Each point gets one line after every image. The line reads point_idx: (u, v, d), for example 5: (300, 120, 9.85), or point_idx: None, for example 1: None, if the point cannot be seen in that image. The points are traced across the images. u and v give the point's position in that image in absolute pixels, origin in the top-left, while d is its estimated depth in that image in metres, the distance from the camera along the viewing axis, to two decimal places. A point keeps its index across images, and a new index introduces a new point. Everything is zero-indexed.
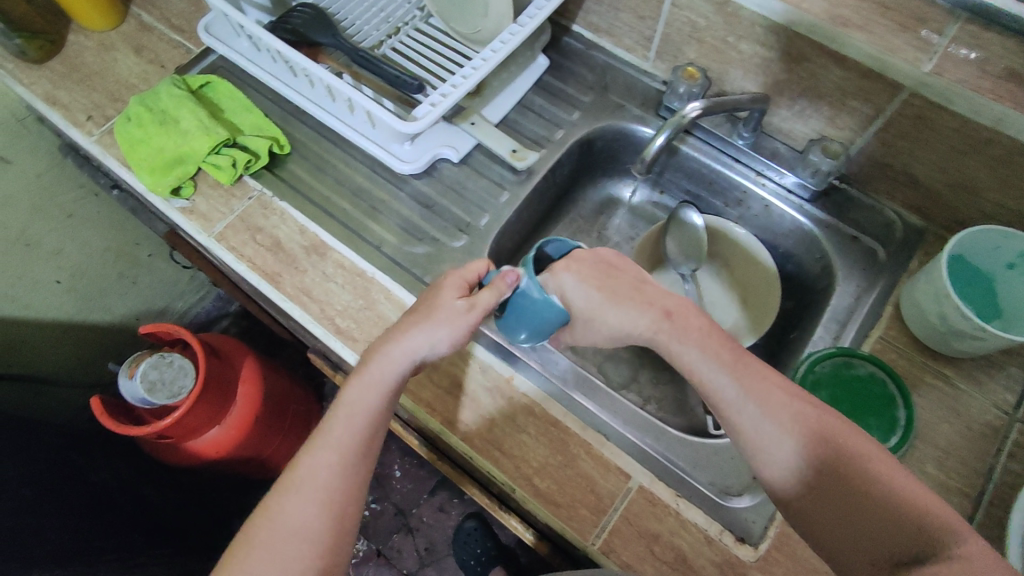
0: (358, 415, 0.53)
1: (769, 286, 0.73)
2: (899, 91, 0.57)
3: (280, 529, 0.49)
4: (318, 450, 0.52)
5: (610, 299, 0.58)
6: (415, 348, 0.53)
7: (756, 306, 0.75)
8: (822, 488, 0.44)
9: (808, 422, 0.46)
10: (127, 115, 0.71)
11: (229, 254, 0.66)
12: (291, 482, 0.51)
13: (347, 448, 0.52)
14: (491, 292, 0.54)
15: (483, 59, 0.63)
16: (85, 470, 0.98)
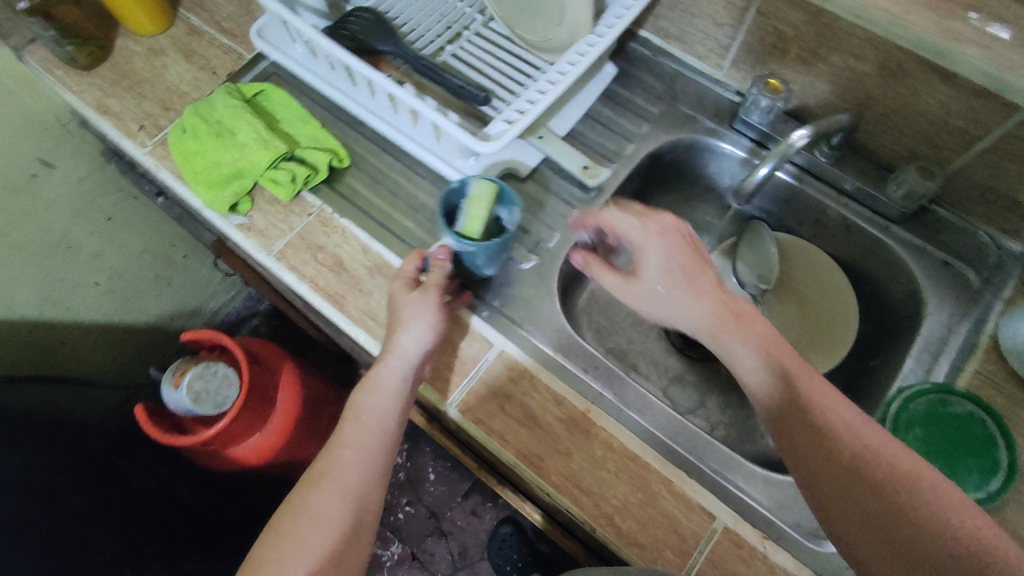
0: (371, 415, 0.53)
1: (843, 310, 0.70)
2: (1015, 112, 0.53)
3: (304, 533, 0.47)
4: (337, 453, 0.52)
5: (688, 287, 0.52)
6: (409, 343, 0.55)
7: (828, 331, 0.71)
8: (855, 490, 0.42)
9: (852, 427, 0.44)
10: (181, 126, 0.68)
11: (290, 274, 0.64)
12: (309, 487, 0.50)
13: (365, 449, 0.52)
14: (436, 270, 0.56)
15: (562, 72, 0.60)
16: (128, 473, 0.97)
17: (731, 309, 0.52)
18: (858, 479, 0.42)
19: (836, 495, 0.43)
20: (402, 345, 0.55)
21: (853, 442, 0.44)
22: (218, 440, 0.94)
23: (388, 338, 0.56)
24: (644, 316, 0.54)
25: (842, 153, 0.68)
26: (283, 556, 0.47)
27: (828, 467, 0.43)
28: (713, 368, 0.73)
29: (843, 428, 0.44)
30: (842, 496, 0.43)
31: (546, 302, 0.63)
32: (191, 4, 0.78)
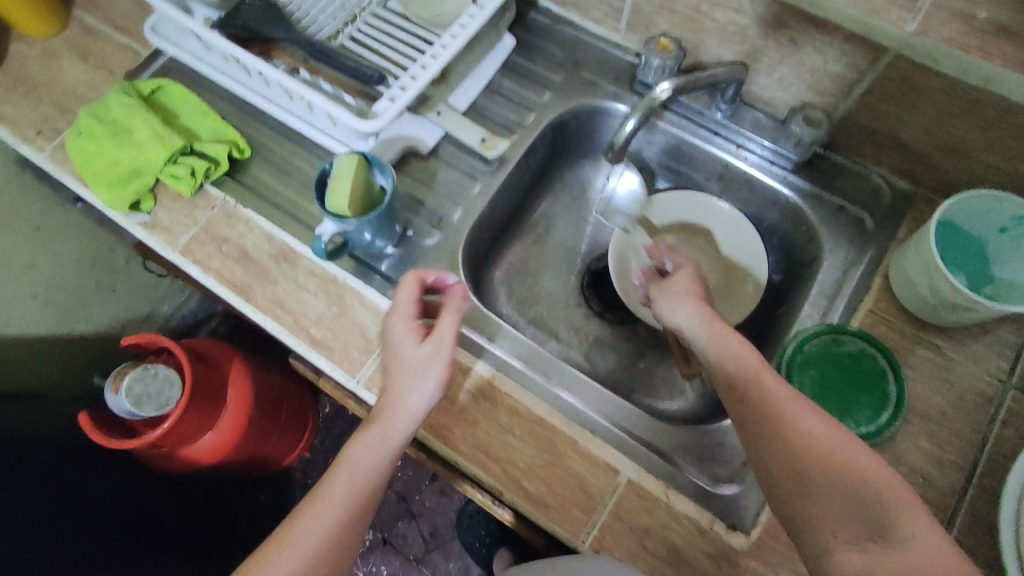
0: (361, 469, 0.49)
1: (755, 261, 0.72)
2: (883, 54, 0.54)
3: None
4: (316, 505, 0.48)
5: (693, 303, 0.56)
6: (412, 399, 0.51)
7: (738, 280, 0.73)
8: (786, 455, 0.44)
9: (795, 402, 0.46)
10: (77, 128, 0.67)
11: (196, 268, 0.64)
12: (285, 538, 0.47)
13: (347, 503, 0.48)
14: (450, 317, 0.53)
15: (443, 46, 0.61)
16: (83, 483, 0.92)
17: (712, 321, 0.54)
18: (794, 447, 0.44)
19: (773, 460, 0.45)
20: (405, 398, 0.51)
21: (795, 415, 0.45)
22: (168, 441, 0.91)
23: (390, 385, 0.52)
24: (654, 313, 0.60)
25: (737, 107, 0.69)
26: None
27: (765, 437, 0.45)
28: (633, 330, 0.74)
29: (788, 405, 0.45)
30: (775, 464, 0.45)
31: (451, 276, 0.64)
32: (84, 3, 0.77)
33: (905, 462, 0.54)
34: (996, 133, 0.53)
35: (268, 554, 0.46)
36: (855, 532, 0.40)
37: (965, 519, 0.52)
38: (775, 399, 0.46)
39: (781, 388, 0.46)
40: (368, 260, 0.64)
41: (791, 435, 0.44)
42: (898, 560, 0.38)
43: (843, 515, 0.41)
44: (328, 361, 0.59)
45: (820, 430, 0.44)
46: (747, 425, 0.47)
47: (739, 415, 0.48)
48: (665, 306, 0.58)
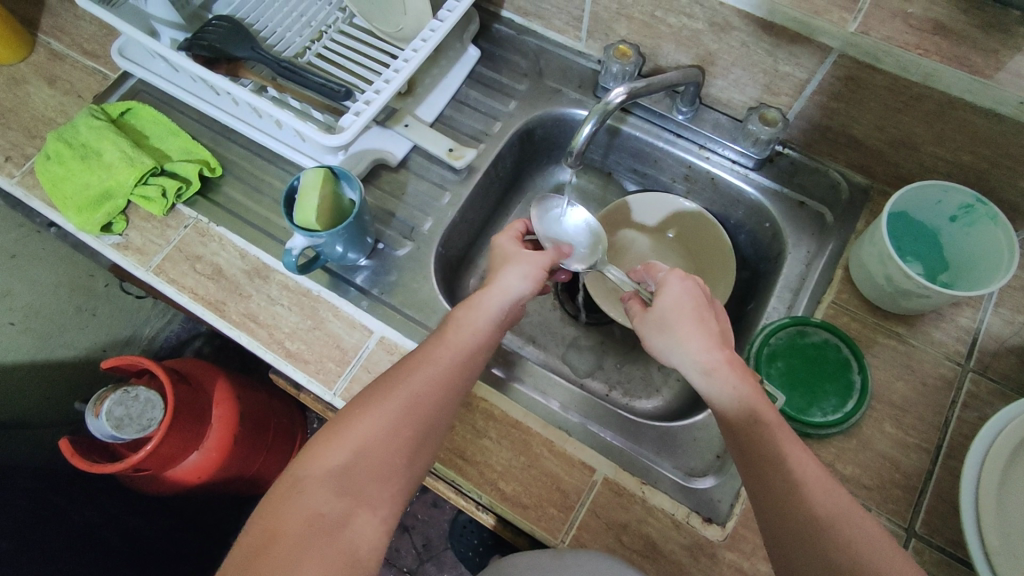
0: (465, 331, 0.53)
1: (725, 260, 0.72)
2: (829, 54, 0.56)
3: (390, 409, 0.47)
4: (426, 352, 0.51)
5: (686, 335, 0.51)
6: (512, 288, 0.56)
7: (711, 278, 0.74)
8: (818, 557, 0.40)
9: (838, 505, 0.41)
10: (46, 153, 0.68)
11: (170, 287, 0.64)
12: (400, 373, 0.49)
13: (452, 356, 0.51)
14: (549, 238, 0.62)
15: (405, 60, 0.62)
16: (67, 508, 0.91)
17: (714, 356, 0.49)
18: (833, 553, 0.40)
19: (803, 560, 0.41)
20: (505, 286, 0.56)
21: (812, 487, 0.42)
22: (151, 465, 0.90)
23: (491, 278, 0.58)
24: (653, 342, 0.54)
25: (697, 111, 0.71)
26: (362, 427, 0.46)
27: (796, 533, 0.41)
28: (608, 330, 0.76)
29: (807, 478, 0.43)
30: (803, 560, 0.41)
31: (425, 283, 0.66)
32: (50, 29, 0.78)
33: (871, 448, 0.56)
34: (939, 126, 0.56)
35: (386, 383, 0.48)
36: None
37: (931, 500, 0.53)
38: (818, 495, 0.42)
39: (820, 486, 0.42)
40: (344, 272, 0.66)
41: (830, 539, 0.40)
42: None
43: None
44: (303, 373, 0.60)
45: (860, 538, 0.40)
46: (774, 515, 0.43)
47: (763, 501, 0.43)
48: (659, 347, 0.53)
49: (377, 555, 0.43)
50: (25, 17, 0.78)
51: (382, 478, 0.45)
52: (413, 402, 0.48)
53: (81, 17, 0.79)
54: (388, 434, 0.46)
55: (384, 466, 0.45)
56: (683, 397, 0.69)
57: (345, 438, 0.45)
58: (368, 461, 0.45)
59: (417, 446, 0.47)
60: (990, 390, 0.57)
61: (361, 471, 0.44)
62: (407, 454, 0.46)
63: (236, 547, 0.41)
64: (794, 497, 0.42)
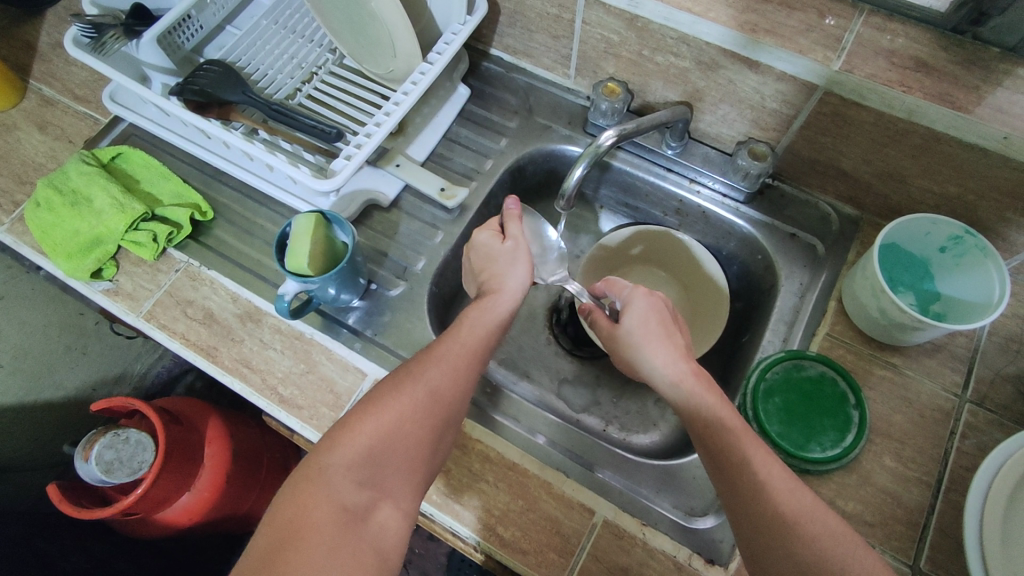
0: (482, 328, 0.53)
1: (717, 291, 0.73)
2: (815, 91, 0.56)
3: (411, 404, 0.47)
4: (445, 347, 0.51)
5: (652, 348, 0.53)
6: (513, 289, 0.57)
7: (697, 285, 0.76)
8: (781, 547, 0.41)
9: (801, 501, 0.42)
10: (36, 200, 0.67)
11: (160, 333, 0.63)
12: (420, 366, 0.49)
13: (469, 354, 0.51)
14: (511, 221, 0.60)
15: (397, 102, 0.62)
16: (53, 556, 0.88)
17: (685, 367, 0.51)
18: (799, 549, 0.40)
19: (771, 557, 0.42)
20: (511, 287, 0.57)
21: (773, 483, 0.43)
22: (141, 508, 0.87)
23: (495, 278, 0.58)
24: (628, 362, 0.57)
25: (686, 145, 0.72)
26: (385, 420, 0.45)
27: (759, 527, 0.42)
28: (604, 363, 0.76)
29: (766, 474, 0.43)
30: (769, 553, 0.42)
31: (418, 323, 0.65)
32: (42, 75, 0.78)
33: (873, 483, 0.55)
34: (926, 160, 0.56)
35: (405, 377, 0.48)
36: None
37: (934, 537, 0.53)
38: (781, 487, 0.43)
39: (783, 483, 0.43)
40: (336, 314, 0.65)
41: (795, 536, 0.41)
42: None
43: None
44: (297, 418, 0.59)
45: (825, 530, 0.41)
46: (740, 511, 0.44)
47: (732, 501, 0.44)
48: (637, 354, 0.55)
49: (399, 545, 0.43)
50: (17, 63, 0.79)
51: (406, 469, 0.45)
52: (435, 397, 0.48)
53: (72, 63, 0.79)
54: (411, 427, 0.46)
55: (407, 457, 0.45)
56: (681, 432, 0.68)
57: (370, 429, 0.45)
58: (392, 453, 0.45)
59: (437, 440, 0.48)
60: (987, 420, 0.57)
61: (385, 463, 0.44)
62: (428, 447, 0.47)
63: (257, 538, 0.40)
64: (756, 492, 0.43)
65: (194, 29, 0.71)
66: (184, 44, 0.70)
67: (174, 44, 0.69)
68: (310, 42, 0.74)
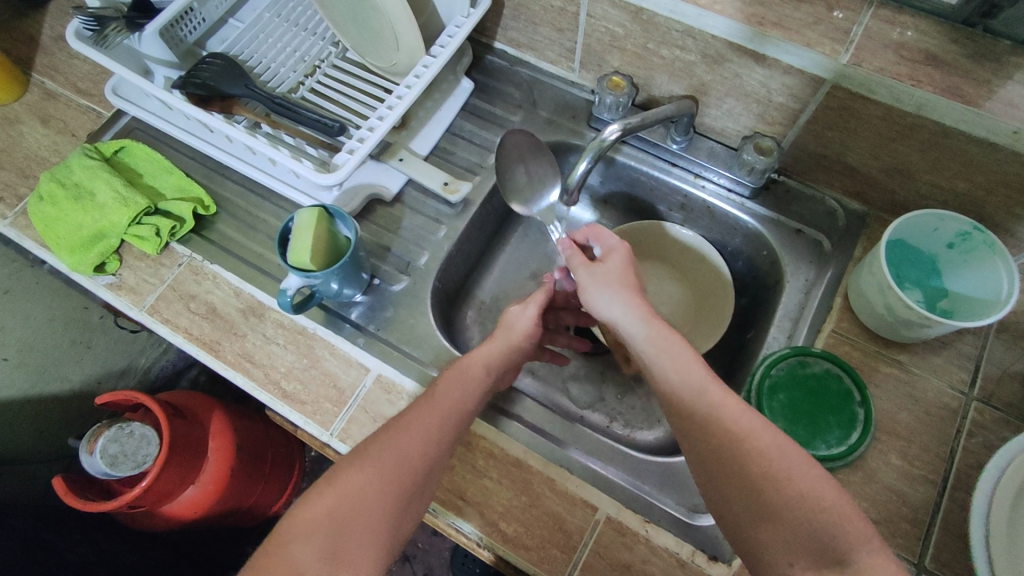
0: (455, 390, 0.52)
1: (721, 284, 0.73)
2: (822, 84, 0.56)
3: (381, 466, 0.46)
4: (416, 411, 0.50)
5: (617, 294, 0.53)
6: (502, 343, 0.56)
7: (699, 282, 0.76)
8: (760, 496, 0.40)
9: (775, 441, 0.42)
10: (39, 194, 0.67)
11: (163, 327, 0.63)
12: (395, 422, 0.49)
13: (447, 411, 0.50)
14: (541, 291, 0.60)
15: (399, 97, 0.62)
16: (58, 548, 0.88)
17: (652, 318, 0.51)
18: (780, 493, 0.40)
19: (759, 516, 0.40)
20: (493, 344, 0.56)
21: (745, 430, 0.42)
22: (146, 501, 0.87)
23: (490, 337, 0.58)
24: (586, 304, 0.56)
25: (692, 139, 0.71)
26: (352, 486, 0.45)
27: (723, 474, 0.42)
28: (607, 359, 0.75)
29: (735, 421, 0.43)
30: (735, 505, 0.42)
31: (421, 318, 0.65)
32: (45, 68, 0.78)
33: (877, 481, 0.55)
34: (934, 154, 0.55)
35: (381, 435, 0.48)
36: (815, 564, 0.37)
37: (940, 536, 0.52)
38: (736, 423, 0.43)
39: (744, 414, 0.43)
40: (339, 309, 0.65)
41: (773, 479, 0.40)
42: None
43: (804, 547, 0.38)
44: (300, 413, 0.59)
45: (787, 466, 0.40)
46: (703, 460, 0.44)
47: (708, 457, 0.43)
48: (594, 298, 0.54)
49: None
50: (20, 57, 0.79)
51: (369, 537, 0.44)
52: (406, 460, 0.47)
53: (75, 57, 0.79)
54: (379, 492, 0.45)
55: (369, 526, 0.44)
56: None
57: (335, 496, 0.44)
58: (351, 523, 0.44)
59: (408, 504, 0.46)
60: (994, 418, 0.56)
61: (348, 532, 0.43)
62: (397, 513, 0.45)
63: None
64: (710, 438, 0.43)
65: (196, 22, 0.70)
66: (186, 37, 0.70)
67: (177, 36, 0.69)
68: (312, 35, 0.74)
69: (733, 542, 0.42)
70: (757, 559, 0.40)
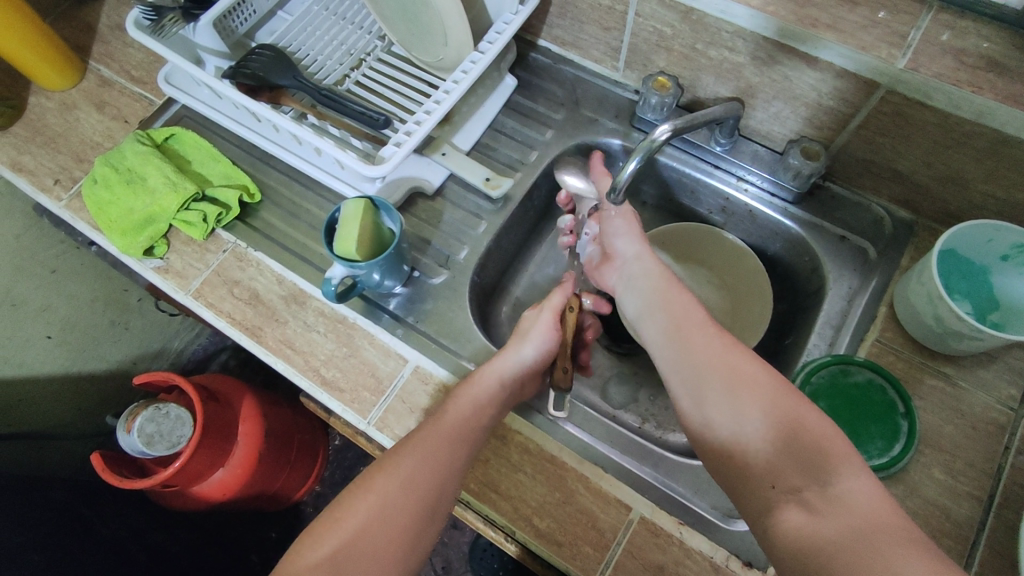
0: (464, 412, 0.52)
1: (761, 291, 0.72)
2: (876, 90, 0.55)
3: (390, 493, 0.46)
4: (424, 437, 0.50)
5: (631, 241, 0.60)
6: (518, 356, 0.57)
7: (736, 285, 0.74)
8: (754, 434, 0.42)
9: (766, 382, 0.44)
10: (93, 177, 0.69)
11: (208, 311, 0.65)
12: (403, 447, 0.49)
13: (454, 435, 0.50)
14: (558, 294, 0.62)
15: (447, 91, 0.62)
16: (94, 521, 0.90)
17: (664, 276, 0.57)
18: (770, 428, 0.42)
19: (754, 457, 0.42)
20: (511, 356, 0.57)
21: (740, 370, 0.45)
22: (179, 481, 0.89)
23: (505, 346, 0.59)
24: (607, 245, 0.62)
25: (735, 142, 0.70)
26: (361, 513, 0.46)
27: (711, 412, 0.45)
28: (640, 360, 0.75)
29: (730, 362, 0.46)
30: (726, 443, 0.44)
31: (459, 312, 0.66)
32: (100, 56, 0.80)
33: (919, 494, 0.54)
34: (992, 164, 0.54)
35: (389, 461, 0.48)
36: (797, 488, 0.39)
37: (985, 554, 0.51)
38: (728, 358, 0.47)
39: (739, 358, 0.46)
40: (378, 299, 0.66)
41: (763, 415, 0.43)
42: (837, 514, 0.36)
43: (789, 472, 0.40)
44: (339, 401, 0.60)
45: (772, 397, 0.43)
46: (693, 405, 0.47)
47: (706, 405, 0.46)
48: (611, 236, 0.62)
49: None
50: (78, 45, 0.81)
51: (380, 566, 0.44)
52: (415, 488, 0.47)
53: (129, 45, 0.81)
54: (387, 519, 0.46)
55: (378, 555, 0.44)
56: None
57: (348, 523, 0.45)
58: (361, 555, 0.44)
59: (418, 530, 0.46)
60: None
61: (359, 560, 0.44)
62: (407, 539, 0.46)
63: None
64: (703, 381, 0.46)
65: (247, 14, 0.72)
66: (237, 28, 0.71)
67: (228, 27, 0.70)
68: (359, 29, 0.75)
69: (726, 480, 0.44)
70: (744, 491, 0.42)
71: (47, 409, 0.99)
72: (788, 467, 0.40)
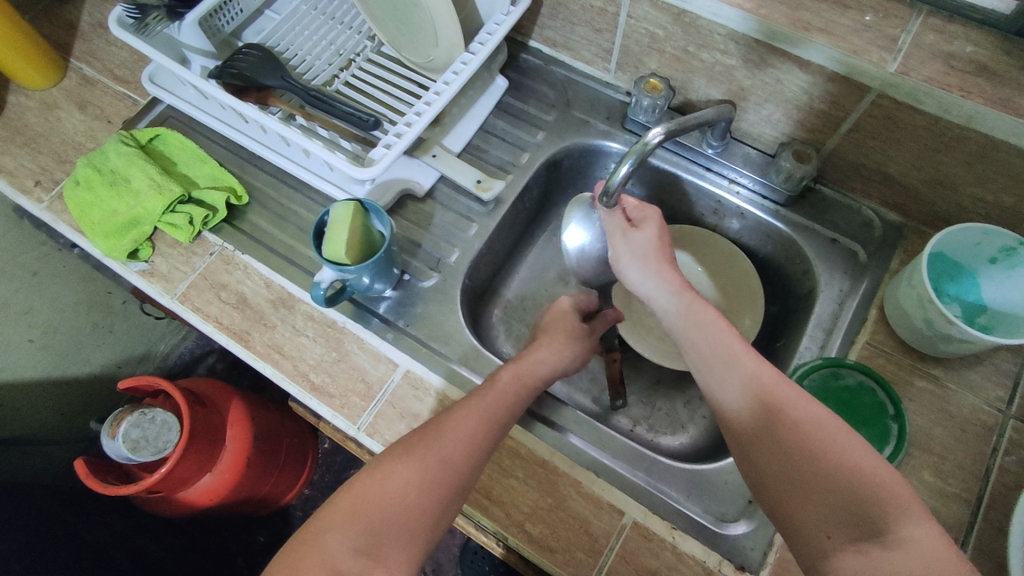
0: (508, 392, 0.52)
1: (745, 271, 0.74)
2: (867, 93, 0.54)
3: (427, 465, 0.45)
4: (464, 411, 0.49)
5: (634, 256, 0.57)
6: (555, 355, 0.58)
7: (720, 269, 0.75)
8: (798, 468, 0.40)
9: (813, 413, 0.41)
10: (75, 179, 0.68)
11: (194, 315, 0.64)
12: (444, 420, 0.48)
13: (494, 417, 0.50)
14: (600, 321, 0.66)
15: (437, 93, 0.62)
16: (78, 528, 0.89)
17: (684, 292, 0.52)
18: (815, 462, 0.39)
19: (799, 495, 0.39)
20: (550, 355, 0.57)
21: (784, 400, 0.42)
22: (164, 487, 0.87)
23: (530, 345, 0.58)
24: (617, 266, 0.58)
25: (727, 145, 0.71)
26: (396, 482, 0.45)
27: (745, 437, 0.43)
28: (632, 362, 0.75)
29: (770, 386, 0.43)
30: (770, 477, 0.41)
31: (450, 316, 0.65)
32: (82, 54, 0.79)
33: None
34: (980, 168, 0.54)
35: (427, 433, 0.47)
36: (850, 535, 0.36)
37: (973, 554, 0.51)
38: (761, 386, 0.43)
39: (777, 383, 0.43)
40: (368, 303, 0.65)
41: (808, 446, 0.40)
42: (897, 559, 0.34)
43: (841, 519, 0.37)
44: (329, 407, 0.59)
45: (818, 428, 0.40)
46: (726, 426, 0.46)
47: (748, 433, 0.43)
48: (627, 267, 0.57)
49: None
50: (59, 42, 0.79)
51: (404, 539, 0.43)
52: (448, 465, 0.46)
53: (112, 43, 0.80)
54: (419, 492, 0.45)
55: (404, 525, 0.44)
56: (711, 434, 0.67)
57: (383, 486, 0.44)
58: (389, 522, 0.43)
59: (445, 508, 0.46)
60: None
61: (387, 530, 0.43)
62: (434, 518, 0.45)
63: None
64: (737, 408, 0.44)
65: (234, 12, 0.71)
66: (224, 27, 0.70)
67: (214, 27, 0.69)
68: (348, 29, 0.74)
69: (770, 517, 0.42)
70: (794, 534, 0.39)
71: (27, 414, 0.97)
72: (841, 510, 0.37)
